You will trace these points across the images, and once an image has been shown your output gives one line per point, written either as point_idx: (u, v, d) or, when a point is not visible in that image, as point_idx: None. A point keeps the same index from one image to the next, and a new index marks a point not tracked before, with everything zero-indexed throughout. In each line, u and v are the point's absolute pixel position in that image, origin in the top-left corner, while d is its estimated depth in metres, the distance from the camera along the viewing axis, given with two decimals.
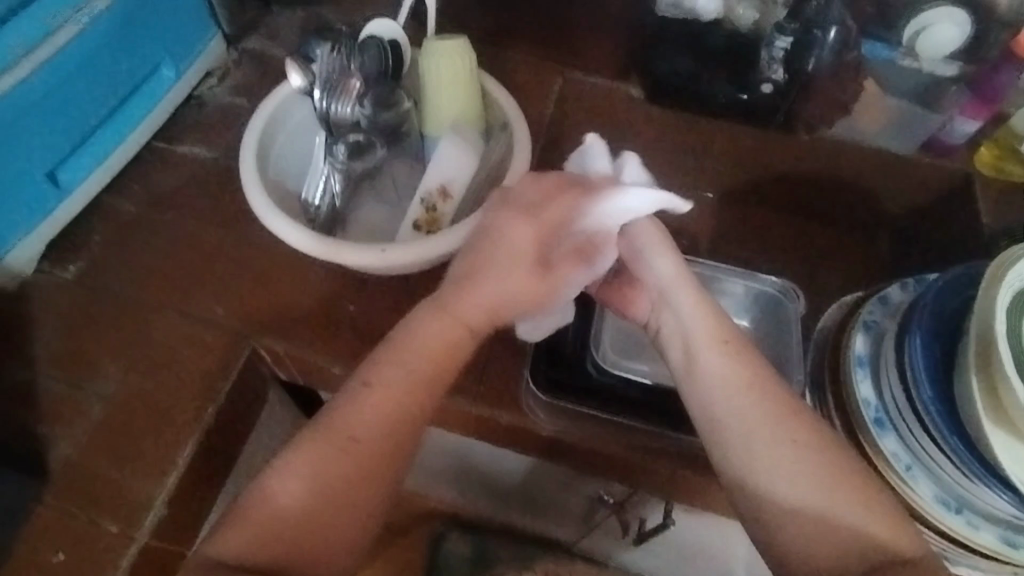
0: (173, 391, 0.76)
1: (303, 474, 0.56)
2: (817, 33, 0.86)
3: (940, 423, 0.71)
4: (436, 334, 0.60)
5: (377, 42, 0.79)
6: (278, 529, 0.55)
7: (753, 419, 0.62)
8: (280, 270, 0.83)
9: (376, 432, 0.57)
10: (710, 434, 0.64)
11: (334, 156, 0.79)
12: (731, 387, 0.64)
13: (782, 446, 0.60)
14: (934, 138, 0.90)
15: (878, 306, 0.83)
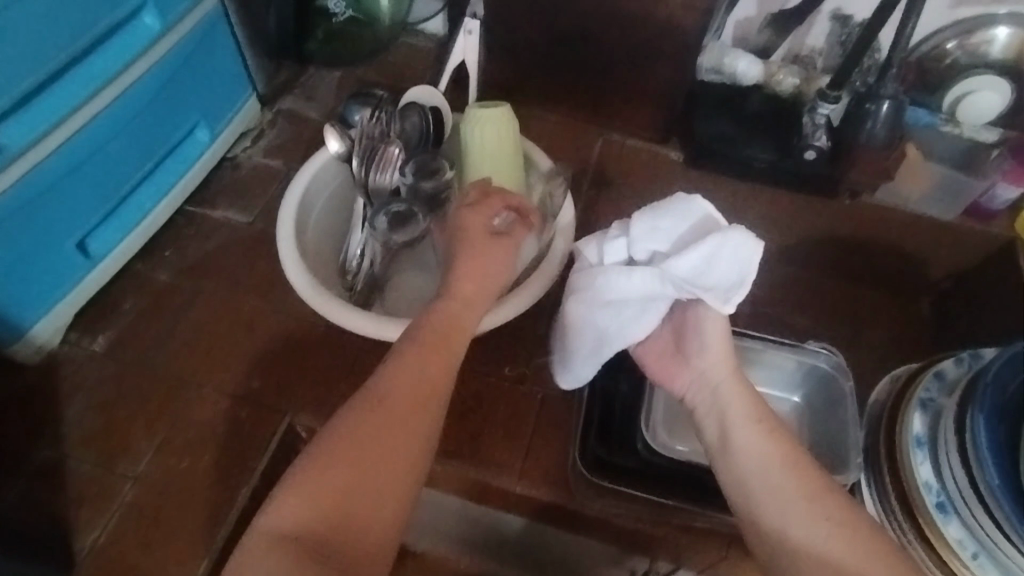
0: (208, 472, 0.66)
1: (308, 494, 0.44)
2: (870, 107, 0.80)
3: (1008, 509, 0.56)
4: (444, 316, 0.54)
5: (419, 107, 0.73)
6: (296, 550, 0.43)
7: (794, 495, 0.50)
8: (314, 340, 0.73)
9: (349, 458, 0.45)
10: (745, 505, 0.51)
11: (374, 227, 0.70)
12: (766, 464, 0.51)
13: (817, 513, 0.48)
14: (974, 204, 0.89)
15: (933, 381, 0.65)
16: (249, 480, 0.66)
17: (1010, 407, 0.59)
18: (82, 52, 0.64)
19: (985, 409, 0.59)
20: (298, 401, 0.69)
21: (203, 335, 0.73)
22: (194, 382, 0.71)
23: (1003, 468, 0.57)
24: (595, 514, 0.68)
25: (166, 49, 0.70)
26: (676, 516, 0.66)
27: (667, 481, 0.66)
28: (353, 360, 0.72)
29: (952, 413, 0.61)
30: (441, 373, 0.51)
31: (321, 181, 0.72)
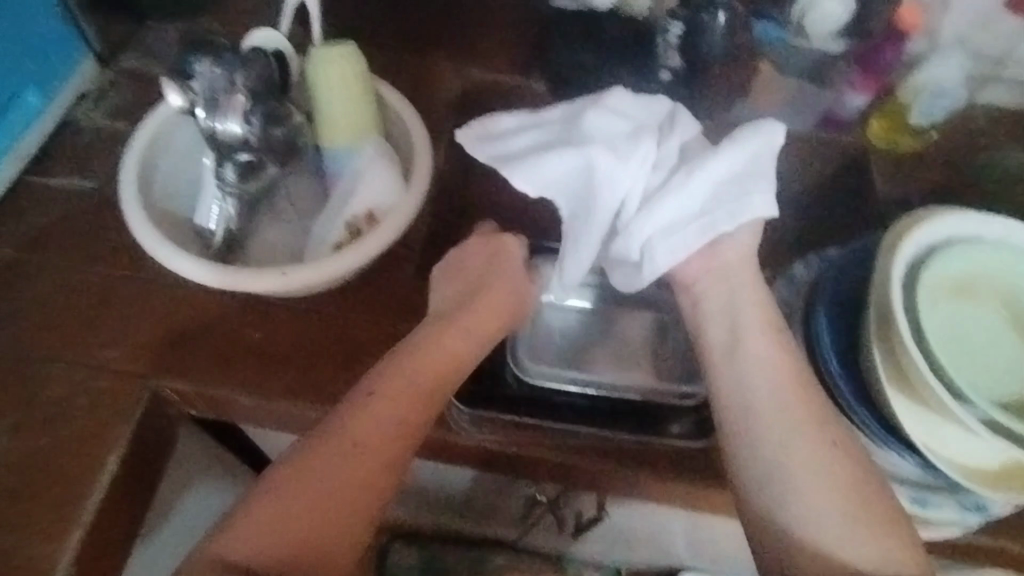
0: (72, 447, 0.64)
1: (303, 473, 0.54)
2: (704, 17, 0.81)
3: (847, 391, 0.62)
4: (452, 333, 0.62)
5: (262, 53, 0.70)
6: (282, 516, 0.52)
7: (796, 434, 0.55)
8: (173, 305, 0.71)
9: (373, 435, 0.56)
10: (739, 428, 0.57)
11: (223, 180, 0.69)
12: (786, 403, 0.56)
13: (821, 461, 0.54)
14: (828, 113, 0.91)
15: (784, 285, 0.71)
16: (113, 450, 0.64)
17: (843, 303, 0.66)
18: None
19: (825, 307, 0.66)
20: (164, 368, 0.68)
21: (53, 309, 0.70)
22: (47, 359, 0.68)
23: (842, 356, 0.63)
24: (473, 444, 0.69)
25: None
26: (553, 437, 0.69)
27: (545, 406, 0.70)
28: (218, 321, 0.70)
29: (799, 309, 0.68)
30: (453, 371, 0.61)
31: (162, 139, 0.69)
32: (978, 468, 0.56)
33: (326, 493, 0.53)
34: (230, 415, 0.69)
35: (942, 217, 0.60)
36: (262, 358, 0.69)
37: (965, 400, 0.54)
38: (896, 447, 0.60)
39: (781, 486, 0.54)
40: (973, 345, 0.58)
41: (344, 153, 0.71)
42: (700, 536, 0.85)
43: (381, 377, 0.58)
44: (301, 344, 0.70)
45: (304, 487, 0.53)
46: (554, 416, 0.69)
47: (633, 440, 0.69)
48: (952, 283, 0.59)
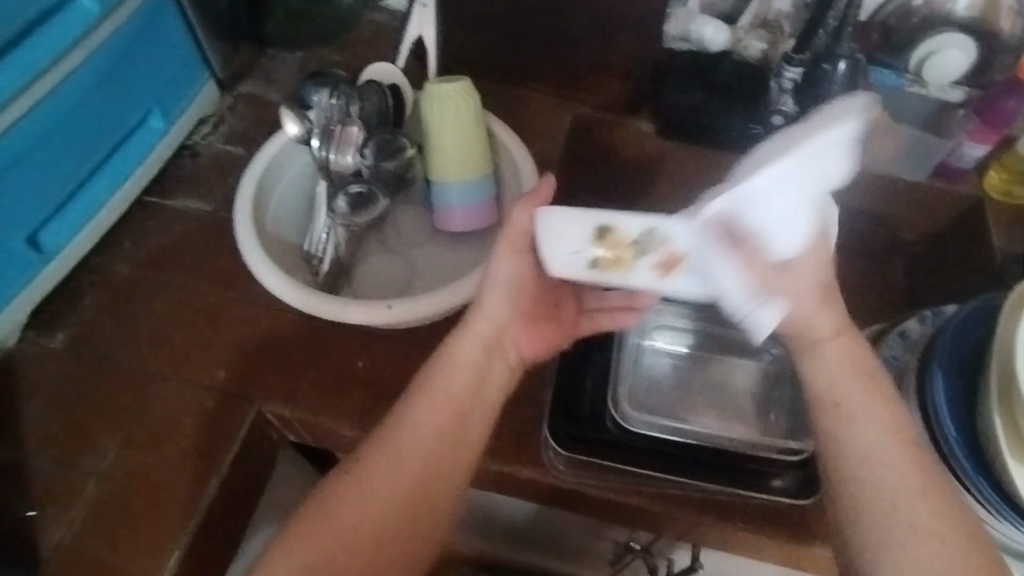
0: (176, 464, 0.66)
1: (344, 510, 0.50)
2: (825, 67, 0.77)
3: (965, 461, 0.57)
4: (468, 367, 0.55)
5: (378, 87, 0.71)
6: (334, 541, 0.49)
7: (879, 430, 0.48)
8: (279, 328, 0.72)
9: (409, 458, 0.52)
10: (825, 430, 0.50)
11: (333, 210, 0.69)
12: (871, 426, 0.48)
13: (884, 454, 0.47)
14: (942, 163, 0.87)
15: (897, 341, 0.67)
16: (216, 470, 0.65)
17: (967, 361, 0.60)
18: (17, 35, 0.61)
19: (944, 362, 0.60)
20: (267, 390, 0.69)
21: (165, 326, 0.72)
22: (158, 374, 0.70)
23: (960, 420, 0.58)
24: (567, 487, 0.67)
25: (109, 32, 0.67)
26: (648, 484, 0.66)
27: (641, 450, 0.67)
28: (321, 346, 0.71)
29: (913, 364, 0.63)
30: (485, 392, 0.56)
31: (276, 167, 0.71)
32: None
33: (353, 524, 0.50)
34: (329, 441, 0.70)
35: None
36: (363, 386, 0.69)
37: None
38: (1016, 520, 0.55)
39: (862, 494, 0.47)
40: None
41: (455, 186, 0.71)
42: None
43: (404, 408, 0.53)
44: (401, 373, 0.70)
45: (358, 504, 0.51)
46: (647, 461, 0.66)
47: (730, 492, 0.66)
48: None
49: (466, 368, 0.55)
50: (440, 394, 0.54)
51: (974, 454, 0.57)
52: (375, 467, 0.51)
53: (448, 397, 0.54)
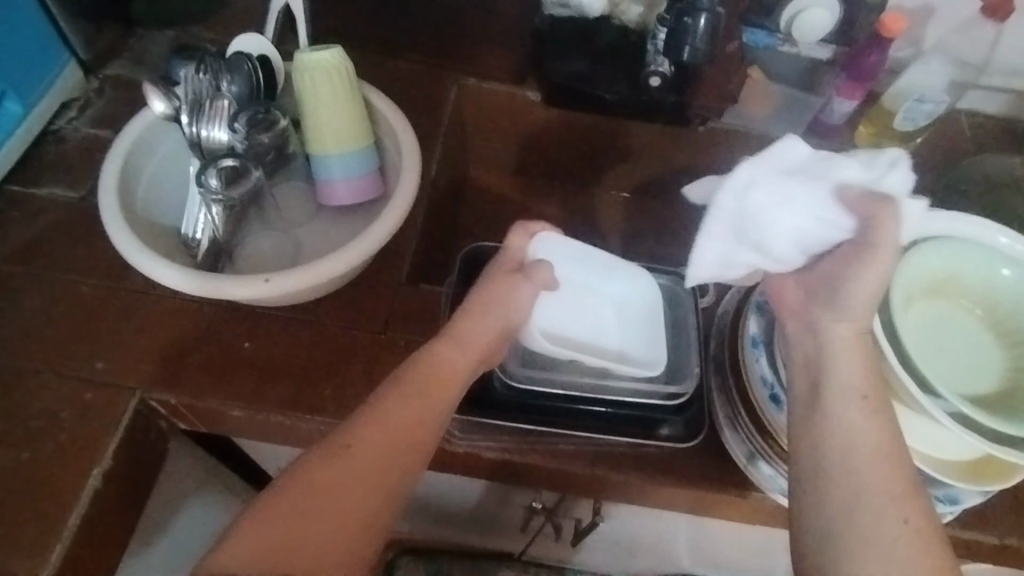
0: (55, 459, 0.63)
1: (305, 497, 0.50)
2: (687, 21, 0.76)
3: None
4: (443, 374, 0.59)
5: (246, 56, 0.69)
6: (300, 520, 0.49)
7: (861, 430, 0.51)
8: (161, 314, 0.70)
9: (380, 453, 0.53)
10: (812, 434, 0.52)
11: (206, 188, 0.65)
12: (865, 428, 0.51)
13: (869, 455, 0.50)
14: (816, 119, 0.90)
15: None
16: (97, 462, 0.63)
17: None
18: None
19: None
20: (150, 377, 0.66)
21: (35, 320, 0.68)
22: (29, 370, 0.66)
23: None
24: (463, 450, 0.68)
25: None
26: (543, 440, 0.68)
27: (533, 409, 0.69)
28: (206, 328, 0.69)
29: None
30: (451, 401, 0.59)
31: (145, 147, 0.68)
32: (945, 457, 0.58)
33: (317, 505, 0.50)
34: (222, 425, 0.68)
35: (919, 216, 0.59)
36: (252, 365, 0.68)
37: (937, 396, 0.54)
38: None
39: (839, 481, 0.49)
40: (942, 341, 0.59)
41: (335, 158, 0.69)
42: (702, 543, 0.86)
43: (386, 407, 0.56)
44: (291, 349, 0.69)
45: (344, 491, 0.51)
46: (542, 419, 0.68)
47: (624, 444, 0.69)
48: (924, 284, 0.60)
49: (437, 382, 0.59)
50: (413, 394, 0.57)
51: None
52: (359, 454, 0.53)
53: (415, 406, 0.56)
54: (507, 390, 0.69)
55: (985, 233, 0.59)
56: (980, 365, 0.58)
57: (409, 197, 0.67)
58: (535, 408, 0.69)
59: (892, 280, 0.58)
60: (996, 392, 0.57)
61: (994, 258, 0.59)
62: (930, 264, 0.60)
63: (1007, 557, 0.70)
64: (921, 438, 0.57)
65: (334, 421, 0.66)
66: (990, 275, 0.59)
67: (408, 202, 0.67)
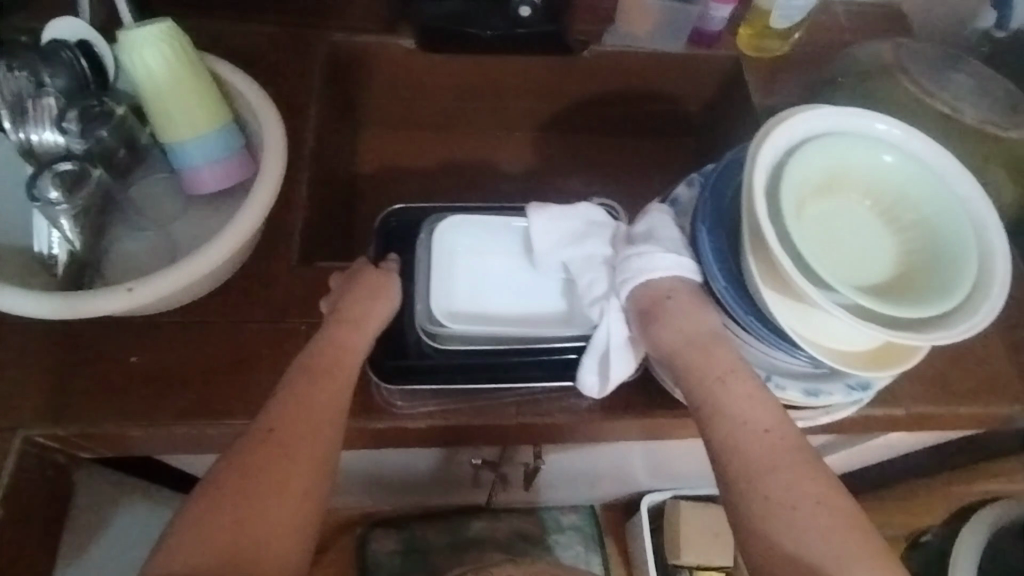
0: None
1: (229, 504, 0.48)
2: None
3: (739, 306, 0.60)
4: (340, 350, 0.58)
5: (63, 44, 0.61)
6: (235, 529, 0.47)
7: (741, 408, 0.54)
8: (33, 344, 0.63)
9: (296, 437, 0.51)
10: (706, 416, 0.54)
11: (42, 198, 0.59)
12: (746, 405, 0.54)
13: (760, 427, 0.52)
14: (697, 29, 0.87)
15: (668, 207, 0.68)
16: None
17: (729, 211, 0.62)
18: None
19: (708, 219, 0.62)
20: (30, 413, 0.61)
21: None
22: None
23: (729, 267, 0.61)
24: (385, 426, 0.65)
25: None
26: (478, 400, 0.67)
27: (460, 371, 0.68)
28: (84, 349, 0.63)
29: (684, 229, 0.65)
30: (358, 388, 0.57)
31: None
32: (851, 348, 0.59)
33: (250, 513, 0.48)
34: (122, 448, 0.63)
35: (803, 115, 0.59)
36: (143, 380, 0.63)
37: (834, 291, 0.53)
38: (786, 346, 0.60)
39: (744, 448, 0.52)
40: (836, 237, 0.59)
41: (190, 143, 0.63)
42: (654, 461, 0.88)
43: (300, 391, 0.54)
44: (182, 355, 0.64)
45: (273, 503, 0.49)
46: (474, 379, 0.67)
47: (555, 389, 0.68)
48: (815, 181, 0.58)
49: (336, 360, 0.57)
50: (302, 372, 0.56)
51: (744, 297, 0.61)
52: (286, 428, 0.52)
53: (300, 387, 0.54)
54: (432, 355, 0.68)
55: (862, 122, 0.61)
56: (874, 254, 0.59)
57: (274, 170, 0.62)
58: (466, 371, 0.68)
59: (782, 182, 0.56)
60: (890, 277, 0.58)
61: (875, 145, 0.60)
62: (819, 160, 0.59)
63: (921, 426, 0.74)
64: (824, 333, 0.58)
65: (241, 423, 0.62)
66: (874, 161, 0.60)
67: (278, 177, 0.62)
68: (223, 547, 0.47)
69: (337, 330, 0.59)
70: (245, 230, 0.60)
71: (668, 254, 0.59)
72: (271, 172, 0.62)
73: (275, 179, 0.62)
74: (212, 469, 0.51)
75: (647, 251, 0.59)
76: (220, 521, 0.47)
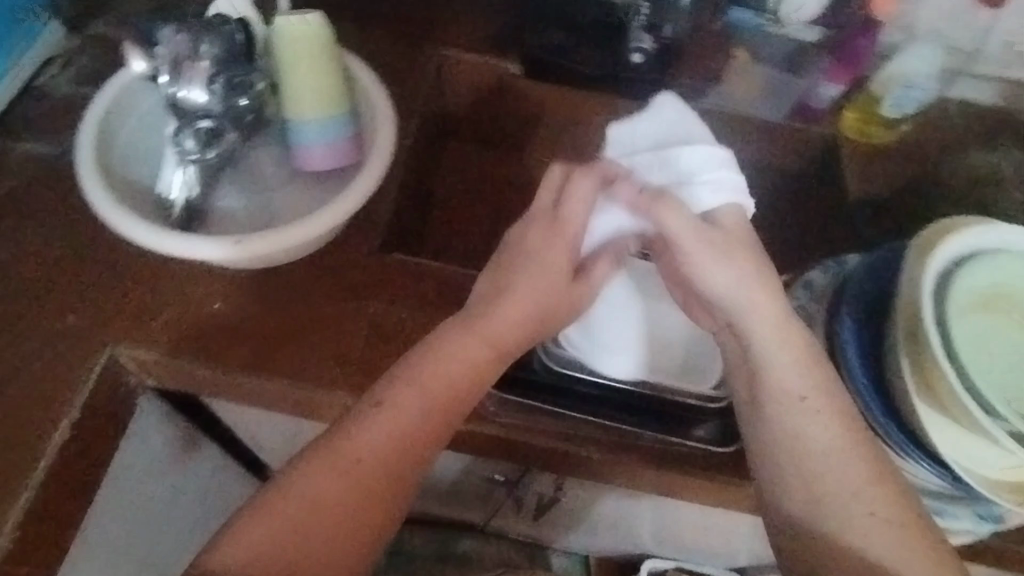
0: (20, 407, 0.64)
1: (299, 504, 0.55)
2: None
3: (874, 406, 0.62)
4: (460, 351, 0.61)
5: (229, 19, 0.69)
6: (294, 538, 0.54)
7: (858, 481, 0.56)
8: (137, 275, 0.71)
9: (378, 448, 0.57)
10: (810, 481, 0.56)
11: (183, 148, 0.69)
12: (847, 471, 0.56)
13: (865, 514, 0.55)
14: (800, 103, 0.89)
15: (801, 290, 0.69)
16: (65, 416, 0.64)
17: (872, 308, 0.65)
18: None
19: (854, 313, 0.64)
20: (120, 334, 0.68)
21: (11, 271, 0.70)
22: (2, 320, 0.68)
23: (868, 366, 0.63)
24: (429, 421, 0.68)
25: None
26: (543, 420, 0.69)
27: (553, 391, 0.70)
28: (177, 288, 0.70)
29: (825, 317, 0.67)
30: (491, 367, 0.62)
31: (123, 104, 0.69)
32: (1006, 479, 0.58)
33: (312, 514, 0.55)
34: (188, 385, 0.69)
35: (975, 229, 0.60)
36: (220, 327, 0.69)
37: (995, 413, 0.54)
38: (921, 458, 0.60)
39: (831, 517, 0.55)
40: (1006, 360, 0.58)
41: (311, 125, 0.70)
42: (668, 522, 0.88)
43: (395, 390, 0.59)
44: (260, 312, 0.70)
45: (332, 501, 0.56)
46: (555, 401, 0.69)
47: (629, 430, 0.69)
48: (978, 298, 0.59)
49: (455, 381, 0.60)
50: (419, 396, 0.59)
51: (882, 399, 0.62)
52: (366, 450, 0.57)
53: (405, 416, 0.58)
54: (539, 371, 0.70)
55: None
56: None
57: (380, 160, 0.68)
58: (558, 390, 0.70)
59: (949, 293, 0.58)
60: None
61: None
62: (986, 278, 0.59)
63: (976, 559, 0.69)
64: (973, 457, 0.57)
65: (302, 386, 0.67)
66: None
67: (382, 168, 0.68)
68: (270, 551, 0.53)
69: (461, 347, 0.61)
70: (342, 211, 0.65)
71: (727, 182, 0.64)
72: (379, 162, 0.68)
73: (376, 172, 0.67)
74: (290, 464, 0.58)
75: (715, 178, 0.63)
76: (283, 521, 0.54)
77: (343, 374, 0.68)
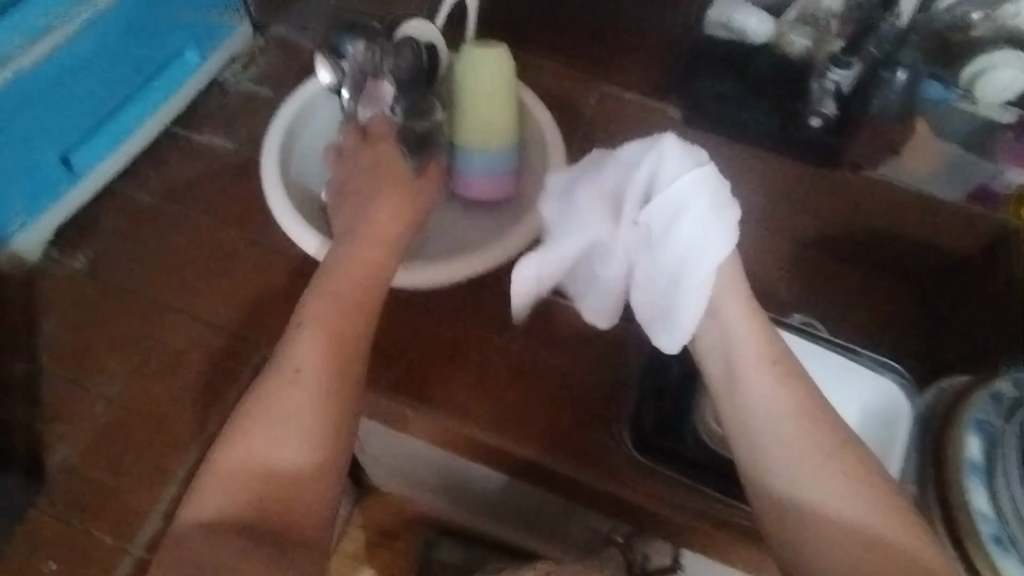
0: (175, 396, 0.69)
1: (276, 436, 0.51)
2: (886, 74, 0.78)
3: None
4: (332, 287, 0.56)
5: (416, 44, 0.70)
6: (267, 474, 0.50)
7: (818, 456, 0.51)
8: (286, 278, 0.70)
9: (325, 382, 0.52)
10: (753, 462, 0.53)
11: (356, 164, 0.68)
12: (808, 451, 0.51)
13: (833, 477, 0.50)
14: (981, 186, 0.82)
15: (989, 402, 0.59)
16: (215, 408, 0.68)
17: None
18: None
19: None
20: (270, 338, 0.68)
21: (174, 258, 0.72)
22: (163, 305, 0.71)
23: None
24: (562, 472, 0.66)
25: None
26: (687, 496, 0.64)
27: (699, 466, 0.65)
28: None
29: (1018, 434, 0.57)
30: (357, 329, 0.55)
31: (306, 115, 0.72)
32: None
33: (282, 464, 0.50)
34: None
35: None
36: (370, 344, 0.71)
37: None
38: None
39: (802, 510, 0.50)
40: None
41: (483, 156, 0.70)
42: None
43: (299, 343, 0.53)
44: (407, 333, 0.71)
45: (294, 441, 0.50)
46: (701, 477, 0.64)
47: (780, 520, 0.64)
48: None
49: (327, 318, 0.54)
50: (314, 329, 0.53)
51: None
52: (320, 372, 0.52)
53: (306, 352, 0.53)
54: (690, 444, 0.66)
55: None
56: None
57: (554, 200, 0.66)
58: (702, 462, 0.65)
59: None
60: None
61: None
62: None
63: None
64: None
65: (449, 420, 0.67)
66: None
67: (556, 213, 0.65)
68: (248, 496, 0.49)
69: (315, 317, 0.54)
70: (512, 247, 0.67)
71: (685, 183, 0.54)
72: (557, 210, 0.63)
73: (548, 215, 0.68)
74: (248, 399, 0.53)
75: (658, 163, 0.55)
76: (251, 465, 0.50)
77: (491, 410, 0.68)
